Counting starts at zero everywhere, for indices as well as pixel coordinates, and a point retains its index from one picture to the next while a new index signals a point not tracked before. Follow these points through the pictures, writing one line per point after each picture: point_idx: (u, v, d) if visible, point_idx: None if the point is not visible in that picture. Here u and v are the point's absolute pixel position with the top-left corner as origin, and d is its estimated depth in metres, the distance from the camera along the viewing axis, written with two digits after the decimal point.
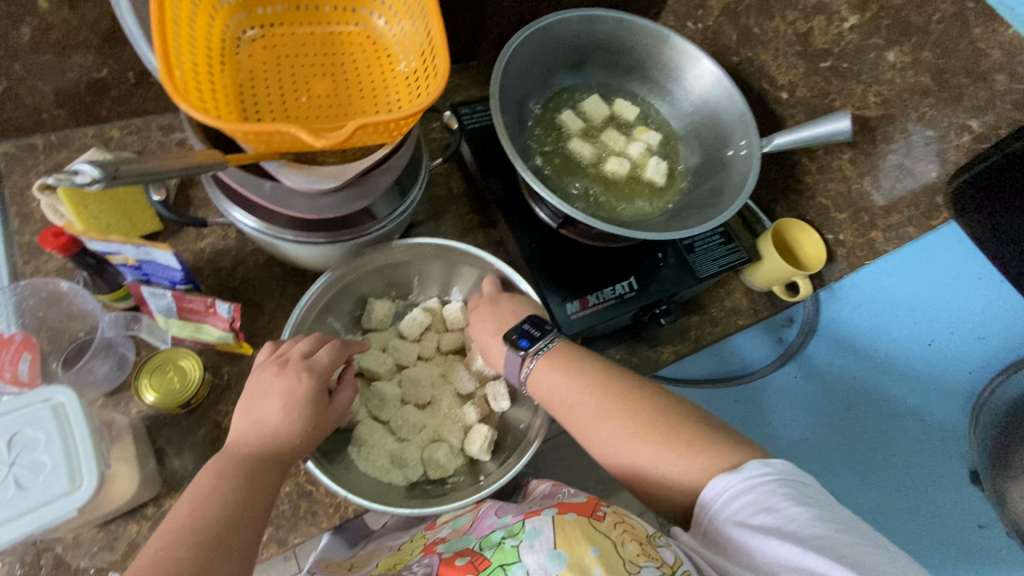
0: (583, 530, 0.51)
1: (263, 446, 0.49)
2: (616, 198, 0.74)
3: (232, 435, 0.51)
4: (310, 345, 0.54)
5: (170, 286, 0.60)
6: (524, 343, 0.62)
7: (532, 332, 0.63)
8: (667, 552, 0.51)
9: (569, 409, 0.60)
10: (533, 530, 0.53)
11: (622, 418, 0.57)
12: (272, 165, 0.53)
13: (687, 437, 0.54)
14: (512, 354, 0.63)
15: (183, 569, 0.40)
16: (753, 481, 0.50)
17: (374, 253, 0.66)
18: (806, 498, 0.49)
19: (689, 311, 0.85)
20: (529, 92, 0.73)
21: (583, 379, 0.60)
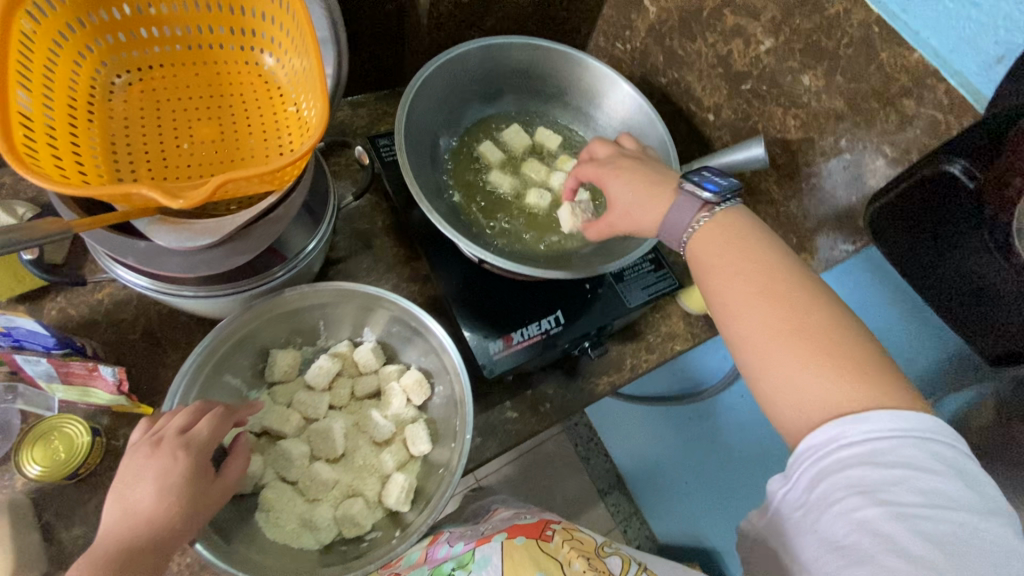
0: (530, 555, 0.56)
1: (134, 537, 0.45)
2: (537, 232, 0.71)
3: (102, 529, 0.46)
4: (188, 417, 0.51)
5: (46, 351, 0.55)
6: (711, 187, 0.55)
7: (720, 180, 0.56)
8: (614, 564, 0.56)
9: (728, 275, 0.51)
10: (482, 559, 0.58)
11: (790, 302, 0.48)
12: (142, 224, 0.49)
13: (824, 345, 0.46)
14: (691, 196, 0.55)
15: None
16: (872, 437, 0.42)
17: (269, 305, 0.62)
18: (887, 465, 0.42)
19: (624, 339, 0.83)
20: (442, 126, 0.71)
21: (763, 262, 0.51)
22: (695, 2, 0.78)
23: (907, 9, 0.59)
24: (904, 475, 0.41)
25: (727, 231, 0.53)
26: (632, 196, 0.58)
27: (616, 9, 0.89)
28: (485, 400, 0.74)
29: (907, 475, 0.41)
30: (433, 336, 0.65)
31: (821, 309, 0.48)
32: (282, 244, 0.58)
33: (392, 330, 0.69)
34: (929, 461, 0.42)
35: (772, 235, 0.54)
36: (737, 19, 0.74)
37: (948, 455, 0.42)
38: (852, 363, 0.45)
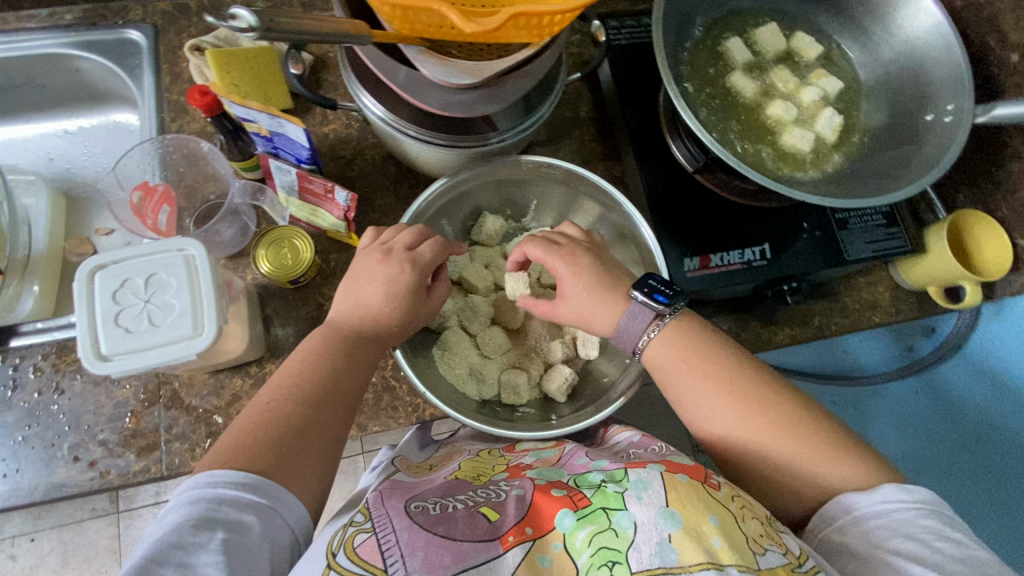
0: (699, 495, 0.46)
1: (364, 325, 0.50)
2: (769, 148, 0.63)
3: (336, 308, 0.51)
4: (413, 237, 0.52)
5: (296, 164, 0.60)
6: (660, 299, 0.56)
7: (665, 287, 0.57)
8: (790, 542, 0.47)
9: (692, 385, 0.55)
10: (640, 482, 0.47)
11: (737, 401, 0.53)
12: (410, 50, 0.49)
13: (803, 439, 0.51)
14: (642, 306, 0.55)
15: (293, 422, 0.44)
16: (891, 506, 0.47)
17: (498, 165, 0.63)
18: (921, 527, 0.46)
19: (818, 295, 0.75)
20: (695, 10, 0.64)
21: (725, 361, 0.55)
22: None
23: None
24: (849, 507, 0.48)
25: (667, 338, 0.56)
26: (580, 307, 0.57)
27: None
28: None
29: (871, 512, 0.47)
30: (639, 242, 0.63)
31: (775, 398, 0.53)
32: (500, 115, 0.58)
33: (595, 233, 0.69)
34: (922, 519, 0.46)
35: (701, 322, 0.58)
36: None
37: (913, 498, 0.47)
38: (800, 437, 0.51)
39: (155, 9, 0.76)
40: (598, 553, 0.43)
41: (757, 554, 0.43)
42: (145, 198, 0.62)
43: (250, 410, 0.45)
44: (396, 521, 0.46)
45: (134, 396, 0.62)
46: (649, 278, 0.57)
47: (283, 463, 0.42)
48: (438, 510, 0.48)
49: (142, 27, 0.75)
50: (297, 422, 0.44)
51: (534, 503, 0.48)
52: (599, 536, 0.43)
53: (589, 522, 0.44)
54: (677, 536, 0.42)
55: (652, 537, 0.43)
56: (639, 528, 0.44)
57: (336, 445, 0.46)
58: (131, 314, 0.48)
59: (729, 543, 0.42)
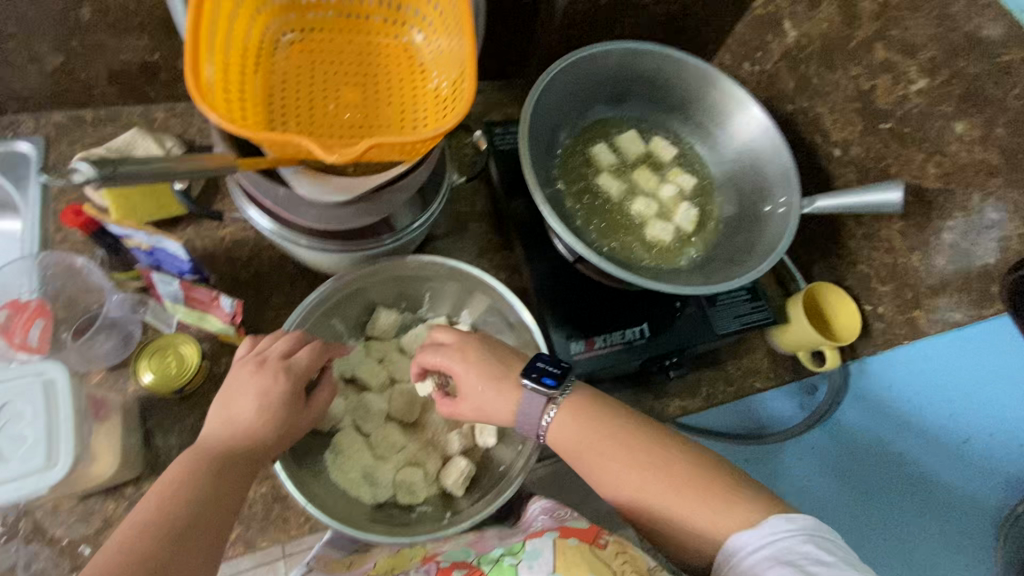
0: (584, 558, 0.49)
1: (232, 442, 0.49)
2: (635, 240, 0.71)
3: (206, 431, 0.51)
4: (289, 343, 0.54)
5: (179, 275, 0.60)
6: (550, 383, 0.57)
7: (553, 369, 0.57)
8: None
9: (595, 461, 0.56)
10: (533, 551, 0.51)
11: (641, 467, 0.55)
12: (288, 171, 0.52)
13: (693, 485, 0.53)
14: (533, 394, 0.57)
15: (149, 562, 0.41)
16: (772, 539, 0.48)
17: (385, 265, 0.65)
18: (802, 554, 0.46)
19: (703, 366, 0.80)
20: (560, 124, 0.72)
21: (622, 425, 0.57)
22: (844, 32, 0.75)
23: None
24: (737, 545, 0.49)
25: (564, 409, 0.58)
26: (479, 402, 0.58)
27: (751, 28, 0.88)
28: None
29: (754, 546, 0.48)
30: (523, 330, 0.66)
31: (669, 448, 0.56)
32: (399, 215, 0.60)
33: (489, 320, 0.71)
34: (806, 547, 0.47)
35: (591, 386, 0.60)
36: (888, 54, 0.70)
37: (795, 526, 0.48)
38: (703, 490, 0.52)
39: (48, 122, 0.77)
40: None
41: None
42: (14, 315, 0.60)
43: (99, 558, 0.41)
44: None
45: None
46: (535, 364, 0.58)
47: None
48: None
49: (32, 140, 0.75)
50: (156, 557, 0.42)
51: None
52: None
53: None
54: None
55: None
56: None
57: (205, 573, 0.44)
58: None
59: None
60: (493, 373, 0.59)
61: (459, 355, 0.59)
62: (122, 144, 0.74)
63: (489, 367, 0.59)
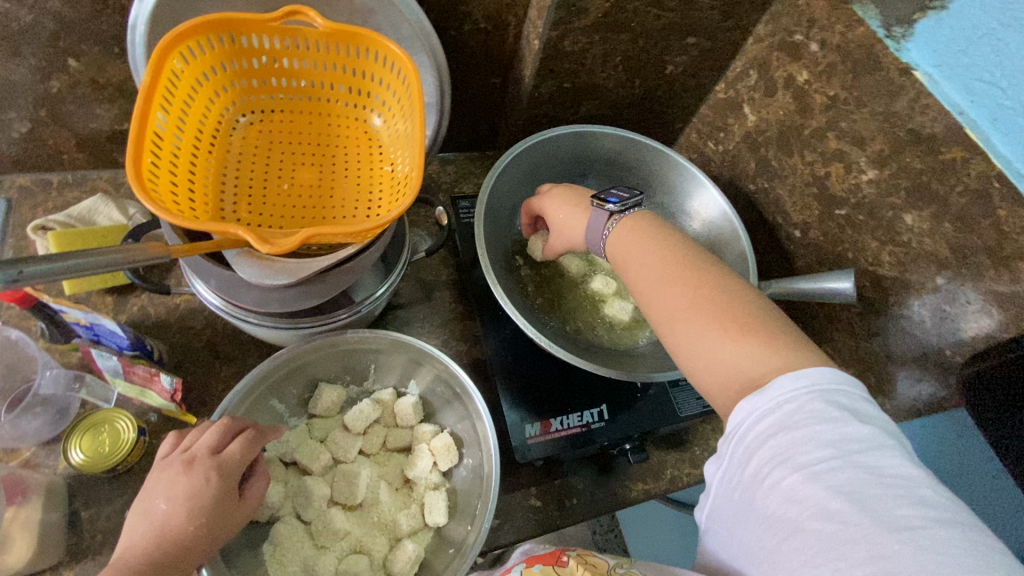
0: None
1: (160, 552, 0.45)
2: (593, 319, 0.70)
3: (125, 543, 0.46)
4: (219, 436, 0.51)
5: (119, 350, 0.59)
6: (615, 200, 0.59)
7: (622, 193, 0.60)
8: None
9: (629, 239, 0.56)
10: None
11: (681, 284, 0.49)
12: (230, 254, 0.52)
13: (726, 309, 0.46)
14: (597, 210, 0.59)
15: None
16: (780, 400, 0.40)
17: (327, 341, 0.64)
18: (811, 424, 0.38)
19: (667, 447, 0.78)
20: (519, 202, 0.74)
21: (662, 244, 0.53)
22: (798, 120, 0.78)
23: (940, 67, 0.60)
24: (748, 404, 0.41)
25: (624, 233, 0.57)
26: (561, 215, 0.64)
27: (714, 110, 0.92)
28: (510, 481, 0.71)
29: (756, 399, 0.40)
30: (471, 403, 0.64)
31: (703, 273, 0.49)
32: (357, 288, 0.60)
33: (436, 390, 0.69)
34: (829, 418, 0.38)
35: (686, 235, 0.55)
36: (840, 144, 0.73)
37: (806, 382, 0.39)
38: (738, 320, 0.45)
39: (12, 185, 0.77)
40: None
41: None
42: None
43: None
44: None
45: None
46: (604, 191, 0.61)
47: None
48: None
49: None
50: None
51: None
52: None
53: None
54: None
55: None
56: None
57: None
58: None
59: None
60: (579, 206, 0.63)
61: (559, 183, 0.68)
62: (83, 210, 0.73)
63: (576, 195, 0.65)
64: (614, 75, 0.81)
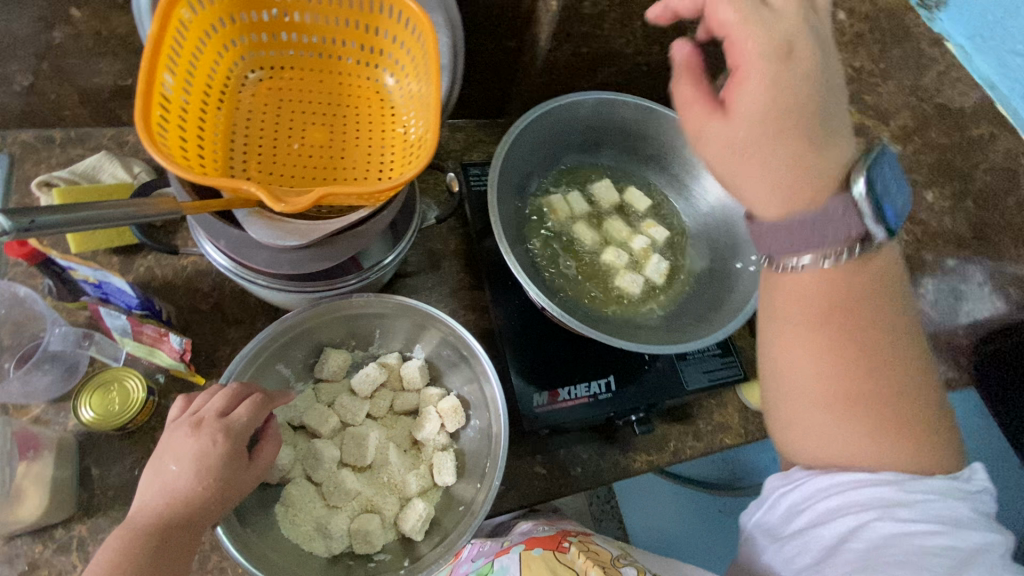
0: (547, 564, 0.58)
1: (171, 512, 0.45)
2: (604, 290, 0.70)
3: (138, 503, 0.46)
4: (227, 400, 0.51)
5: (128, 309, 0.59)
6: (884, 214, 0.42)
7: (894, 187, 0.45)
8: (631, 564, 0.59)
9: (809, 283, 0.44)
10: (501, 569, 0.60)
11: (835, 360, 0.43)
12: (241, 214, 0.51)
13: (874, 412, 0.43)
14: (856, 209, 0.42)
15: None
16: (891, 462, 0.43)
17: (334, 305, 0.63)
18: (910, 487, 0.42)
19: (672, 420, 0.78)
20: (532, 169, 0.72)
21: (853, 297, 0.44)
22: None
23: (972, 40, 0.66)
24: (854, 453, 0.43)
25: (834, 276, 0.44)
26: (745, 130, 0.41)
27: None
28: (516, 450, 0.71)
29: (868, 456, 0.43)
30: (479, 367, 0.64)
31: (881, 350, 0.44)
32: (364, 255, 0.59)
33: (442, 353, 0.69)
34: (937, 488, 0.42)
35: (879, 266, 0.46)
36: None
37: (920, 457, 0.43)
38: (891, 424, 0.43)
39: (15, 141, 0.75)
40: None
41: None
42: None
43: None
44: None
45: None
46: (870, 171, 0.42)
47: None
48: None
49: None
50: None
51: None
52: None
53: None
54: None
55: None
56: None
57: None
58: None
59: None
60: (776, 107, 0.40)
61: (778, 54, 0.40)
62: (88, 166, 0.72)
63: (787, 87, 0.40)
64: (632, 41, 0.78)
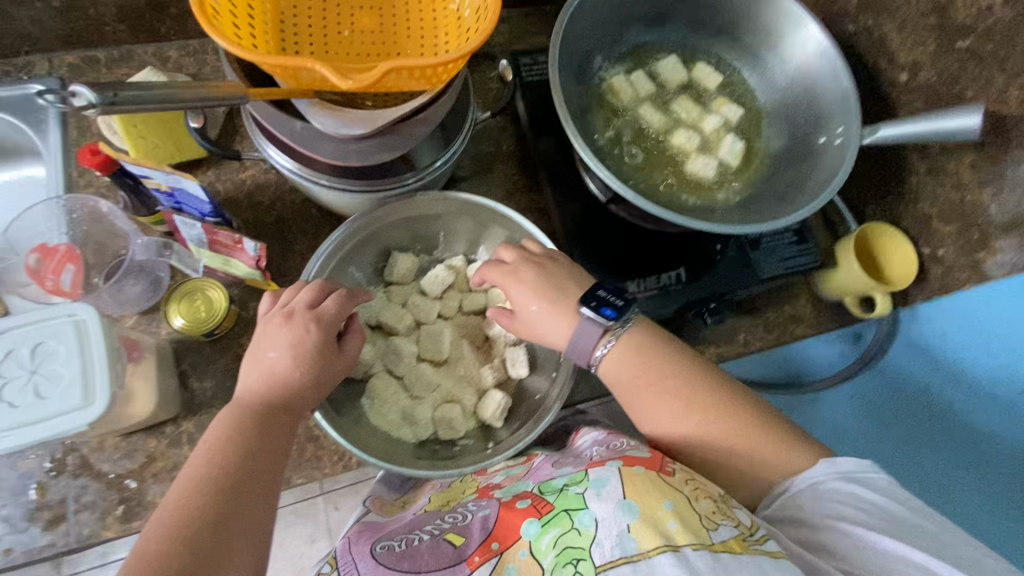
0: (653, 482, 0.45)
1: (273, 394, 0.48)
2: (675, 176, 0.66)
3: (241, 386, 0.49)
4: (313, 294, 0.52)
5: (201, 217, 0.60)
6: (608, 312, 0.56)
7: (613, 300, 0.57)
8: (743, 515, 0.46)
9: (647, 373, 0.55)
10: (598, 479, 0.47)
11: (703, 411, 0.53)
12: (303, 104, 0.49)
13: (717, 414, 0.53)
14: (591, 321, 0.56)
15: (210, 511, 0.40)
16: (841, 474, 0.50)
17: (400, 204, 0.62)
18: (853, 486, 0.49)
19: (741, 312, 0.75)
20: (593, 48, 0.66)
21: (675, 376, 0.55)
22: None
23: None
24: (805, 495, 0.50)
25: (627, 352, 0.56)
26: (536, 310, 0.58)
27: None
28: None
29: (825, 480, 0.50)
30: None
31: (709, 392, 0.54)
32: (419, 152, 0.57)
33: None
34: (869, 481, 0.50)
35: (669, 342, 0.57)
36: None
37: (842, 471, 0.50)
38: (715, 414, 0.53)
39: (62, 63, 0.74)
40: (563, 552, 0.43)
41: (710, 528, 0.42)
42: (44, 259, 0.59)
43: (160, 513, 0.40)
44: (361, 565, 0.49)
45: (39, 466, 0.59)
46: (593, 292, 0.57)
47: (214, 549, 0.38)
48: (403, 546, 0.50)
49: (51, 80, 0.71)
50: (222, 503, 0.40)
51: (498, 519, 0.49)
52: (564, 536, 0.44)
53: (554, 526, 0.45)
54: (636, 525, 0.42)
55: (611, 530, 0.43)
56: (600, 524, 0.44)
57: (265, 527, 0.42)
58: (16, 387, 0.47)
59: (684, 523, 0.42)
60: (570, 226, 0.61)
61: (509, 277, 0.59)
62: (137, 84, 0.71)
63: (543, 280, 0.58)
64: None
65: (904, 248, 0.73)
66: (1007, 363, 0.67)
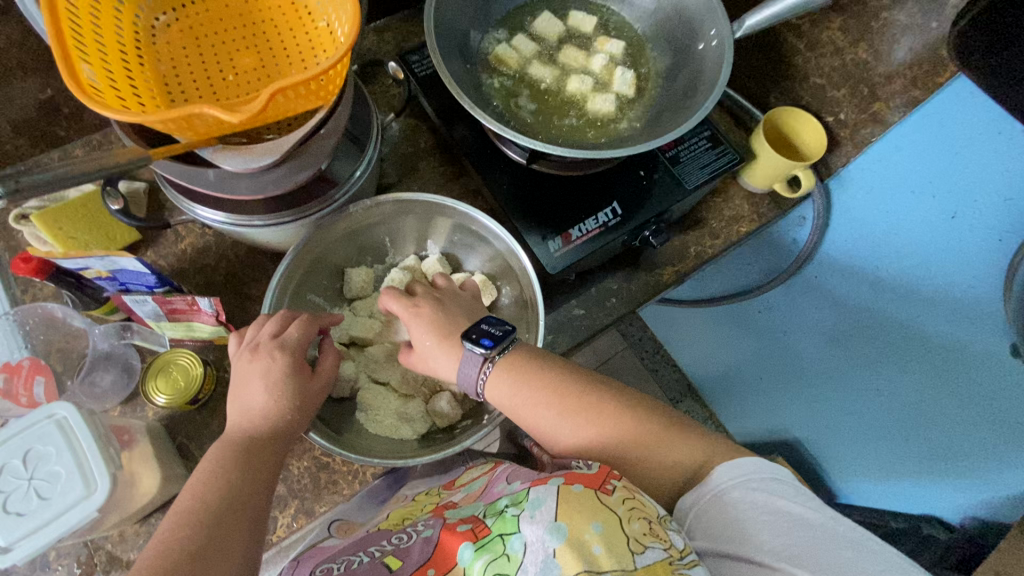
0: (588, 505, 0.45)
1: (261, 427, 0.50)
2: (579, 119, 0.70)
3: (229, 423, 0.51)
4: (278, 324, 0.54)
5: (150, 290, 0.60)
6: (489, 342, 0.57)
7: (494, 330, 0.58)
8: (677, 536, 0.47)
9: (533, 381, 0.57)
10: (536, 499, 0.47)
11: (574, 416, 0.56)
12: (208, 152, 0.51)
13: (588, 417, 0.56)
14: (472, 353, 0.57)
15: (188, 547, 0.42)
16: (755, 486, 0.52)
17: (335, 221, 0.64)
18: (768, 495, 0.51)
19: (684, 228, 0.79)
20: (469, 27, 0.69)
21: (551, 380, 0.57)
22: None
23: None
24: (719, 500, 0.52)
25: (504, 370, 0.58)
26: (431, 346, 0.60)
27: None
28: (552, 302, 0.75)
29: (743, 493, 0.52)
30: (491, 233, 0.66)
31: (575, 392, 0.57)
32: (334, 168, 0.60)
33: (455, 240, 0.71)
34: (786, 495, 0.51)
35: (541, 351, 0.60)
36: None
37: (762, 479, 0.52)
38: (599, 418, 0.56)
39: None
40: None
41: (638, 554, 0.43)
42: (12, 378, 0.59)
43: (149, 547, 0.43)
44: None
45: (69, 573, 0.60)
46: (476, 326, 0.59)
47: None
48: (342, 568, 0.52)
49: None
50: (193, 543, 0.42)
51: (439, 541, 0.49)
52: (493, 564, 0.45)
53: (486, 551, 0.46)
54: (561, 550, 0.43)
55: (538, 556, 0.44)
56: (529, 548, 0.45)
57: (246, 554, 0.45)
58: (18, 497, 0.48)
59: (608, 549, 0.43)
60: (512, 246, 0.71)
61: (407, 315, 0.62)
62: None
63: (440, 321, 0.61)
64: None
65: (816, 127, 0.76)
66: (885, 226, 0.94)
